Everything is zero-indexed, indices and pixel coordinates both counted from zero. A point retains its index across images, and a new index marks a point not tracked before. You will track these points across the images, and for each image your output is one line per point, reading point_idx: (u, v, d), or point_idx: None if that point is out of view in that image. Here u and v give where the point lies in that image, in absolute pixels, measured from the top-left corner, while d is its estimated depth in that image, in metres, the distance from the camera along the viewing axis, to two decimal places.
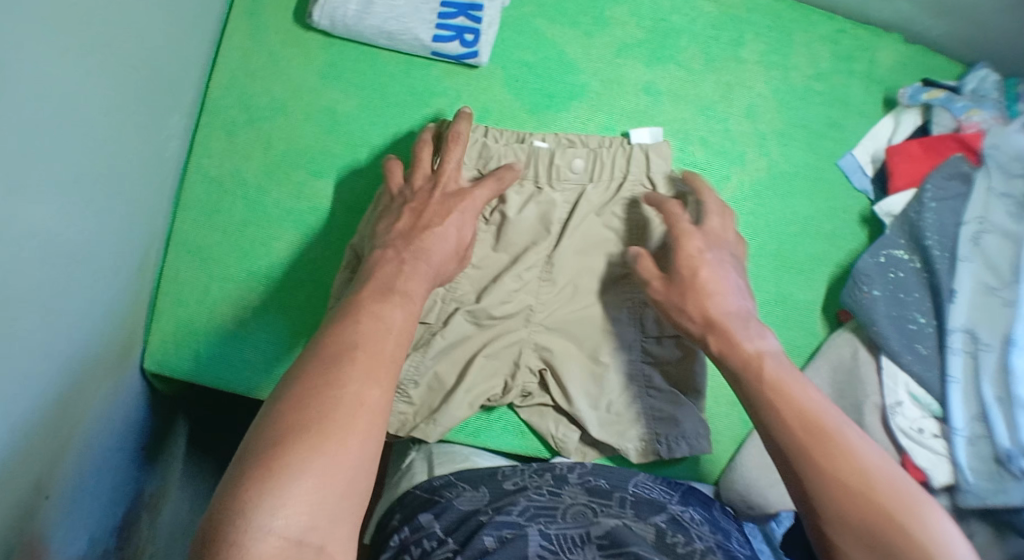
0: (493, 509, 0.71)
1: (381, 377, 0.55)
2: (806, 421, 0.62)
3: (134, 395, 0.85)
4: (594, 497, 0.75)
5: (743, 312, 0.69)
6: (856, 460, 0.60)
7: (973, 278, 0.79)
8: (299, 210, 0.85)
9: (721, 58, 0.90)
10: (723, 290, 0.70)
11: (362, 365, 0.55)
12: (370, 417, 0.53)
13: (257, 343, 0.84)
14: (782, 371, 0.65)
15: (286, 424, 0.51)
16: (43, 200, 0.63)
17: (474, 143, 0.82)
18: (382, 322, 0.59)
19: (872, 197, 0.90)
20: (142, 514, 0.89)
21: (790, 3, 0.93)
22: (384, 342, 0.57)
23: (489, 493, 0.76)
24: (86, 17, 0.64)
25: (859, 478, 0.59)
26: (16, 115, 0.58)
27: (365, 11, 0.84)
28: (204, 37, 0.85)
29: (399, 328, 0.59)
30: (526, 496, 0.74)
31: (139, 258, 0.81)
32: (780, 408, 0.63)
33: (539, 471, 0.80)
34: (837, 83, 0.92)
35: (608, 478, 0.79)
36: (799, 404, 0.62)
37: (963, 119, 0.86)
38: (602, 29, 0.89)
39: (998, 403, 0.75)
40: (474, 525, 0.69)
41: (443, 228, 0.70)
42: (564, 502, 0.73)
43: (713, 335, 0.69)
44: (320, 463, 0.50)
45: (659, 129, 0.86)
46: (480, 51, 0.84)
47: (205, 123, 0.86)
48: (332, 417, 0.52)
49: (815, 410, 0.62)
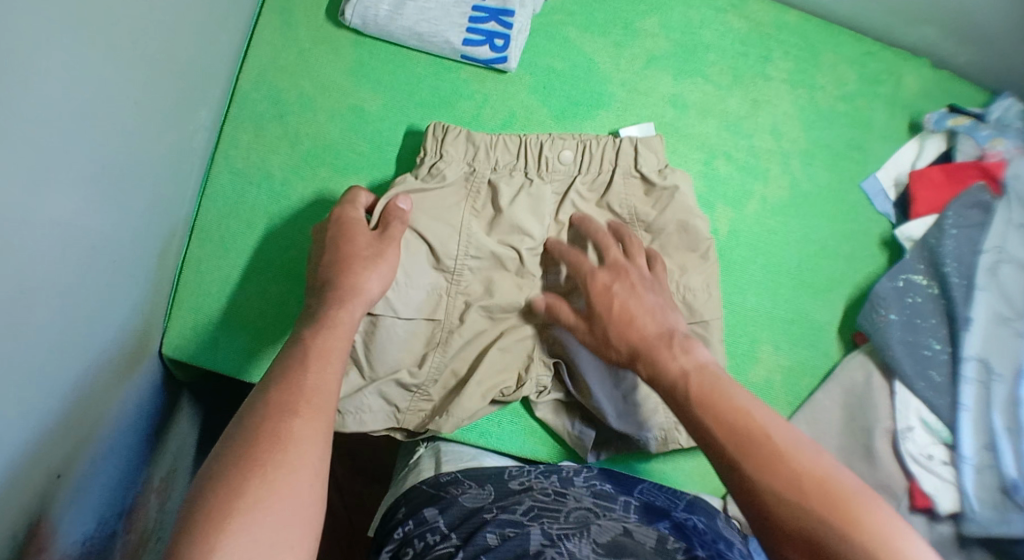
0: (497, 508, 0.73)
1: (297, 413, 0.59)
2: (740, 430, 0.59)
3: (151, 380, 0.86)
4: (598, 501, 0.76)
5: (669, 332, 0.70)
6: (777, 454, 0.57)
7: (989, 308, 0.79)
8: (320, 208, 0.86)
9: (748, 75, 0.90)
10: (646, 318, 0.72)
11: (278, 409, 0.59)
12: (287, 470, 0.56)
13: (273, 337, 0.85)
14: (708, 383, 0.64)
15: (221, 489, 0.54)
16: (66, 185, 0.63)
17: (459, 134, 0.84)
18: (301, 377, 0.61)
19: (892, 221, 0.90)
20: (153, 499, 0.90)
21: (819, 23, 0.93)
22: (301, 380, 0.61)
23: (494, 492, 0.77)
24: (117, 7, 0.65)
25: (781, 471, 0.56)
26: (43, 99, 0.58)
27: (396, 12, 0.84)
28: (236, 31, 0.85)
29: (320, 367, 0.63)
30: (531, 497, 0.75)
31: (161, 247, 0.82)
32: (718, 421, 0.61)
33: (547, 472, 0.81)
34: (863, 106, 0.92)
35: (613, 483, 0.80)
36: (725, 401, 0.61)
37: (987, 148, 0.86)
38: (631, 41, 0.90)
39: (1007, 434, 0.76)
40: (478, 522, 0.70)
41: (369, 271, 0.72)
42: (569, 503, 0.74)
43: (641, 361, 0.69)
44: (256, 519, 0.53)
45: (648, 125, 0.87)
46: (509, 57, 0.85)
47: (233, 116, 0.86)
48: (255, 460, 0.55)
49: (739, 406, 0.61)
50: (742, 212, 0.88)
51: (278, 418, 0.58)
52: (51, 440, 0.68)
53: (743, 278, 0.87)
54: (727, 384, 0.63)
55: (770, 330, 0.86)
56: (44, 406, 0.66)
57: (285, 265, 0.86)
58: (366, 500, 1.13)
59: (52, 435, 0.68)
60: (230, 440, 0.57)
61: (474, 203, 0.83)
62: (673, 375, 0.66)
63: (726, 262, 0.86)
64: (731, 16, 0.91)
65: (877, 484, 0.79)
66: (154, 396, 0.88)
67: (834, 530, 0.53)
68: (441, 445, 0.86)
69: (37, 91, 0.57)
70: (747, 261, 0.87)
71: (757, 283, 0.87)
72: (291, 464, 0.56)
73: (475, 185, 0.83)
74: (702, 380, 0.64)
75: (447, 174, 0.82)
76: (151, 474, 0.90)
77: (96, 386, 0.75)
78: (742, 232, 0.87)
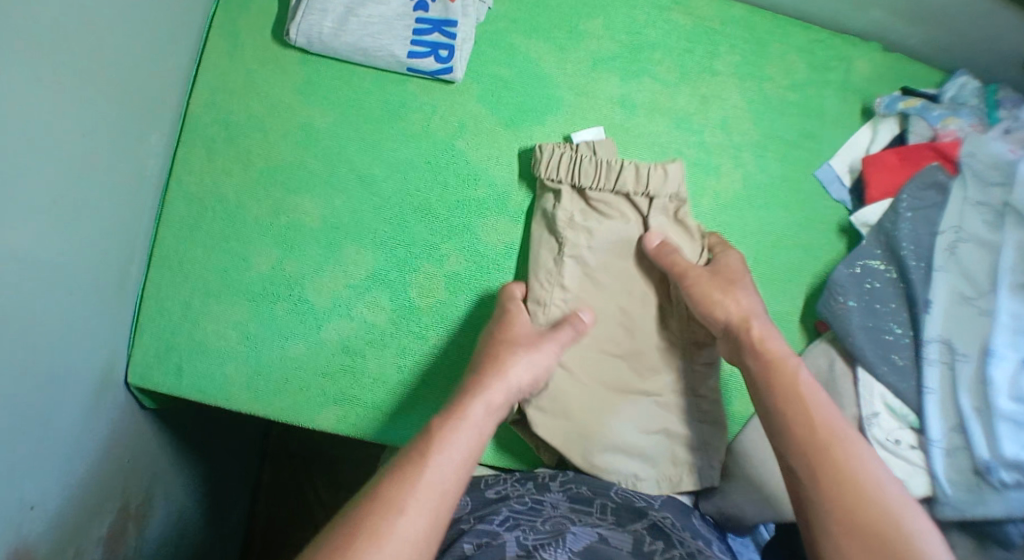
0: (474, 519, 0.72)
1: (399, 505, 0.60)
2: (813, 427, 0.67)
3: (120, 410, 0.86)
4: (575, 505, 0.75)
5: (748, 314, 0.76)
6: (844, 470, 0.65)
7: (949, 289, 0.79)
8: (277, 227, 0.86)
9: (696, 71, 0.91)
10: (741, 290, 0.77)
11: (393, 500, 0.60)
12: (397, 542, 0.58)
13: (236, 357, 0.85)
14: (797, 376, 0.71)
15: (370, 508, 0.60)
16: (19, 217, 0.64)
17: (568, 156, 0.83)
18: (434, 452, 0.64)
19: (850, 207, 0.90)
20: (132, 527, 0.91)
21: (764, 15, 0.93)
22: (429, 474, 0.63)
23: (470, 502, 0.77)
24: (64, 41, 0.66)
25: (846, 487, 0.64)
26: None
27: (340, 29, 0.85)
28: (183, 56, 0.86)
29: (464, 411, 0.69)
30: (507, 506, 0.74)
31: (120, 275, 0.82)
32: (788, 424, 0.68)
33: (522, 479, 0.81)
34: (814, 95, 0.92)
35: (590, 485, 0.79)
36: (806, 406, 0.69)
37: (940, 128, 0.87)
38: (576, 44, 0.90)
39: (976, 415, 0.75)
40: (454, 534, 0.71)
41: (518, 355, 0.74)
42: (544, 512, 0.73)
43: (749, 355, 0.73)
44: None
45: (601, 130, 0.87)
46: (454, 67, 0.85)
47: (186, 141, 0.87)
48: (358, 541, 0.57)
49: (822, 420, 0.68)
50: (697, 207, 0.88)
51: (420, 466, 0.63)
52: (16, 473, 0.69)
53: None
54: (805, 379, 0.71)
55: None
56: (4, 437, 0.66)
57: (242, 285, 0.86)
58: None
59: (15, 468, 0.68)
60: (350, 522, 0.59)
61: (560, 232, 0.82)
62: (755, 374, 0.73)
63: None
64: (676, 14, 0.92)
65: None
66: (126, 425, 0.88)
67: (848, 512, 0.63)
68: None
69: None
70: None
71: None
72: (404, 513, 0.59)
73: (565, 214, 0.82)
74: (777, 367, 0.72)
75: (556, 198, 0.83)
76: (127, 503, 0.89)
77: (62, 417, 0.75)
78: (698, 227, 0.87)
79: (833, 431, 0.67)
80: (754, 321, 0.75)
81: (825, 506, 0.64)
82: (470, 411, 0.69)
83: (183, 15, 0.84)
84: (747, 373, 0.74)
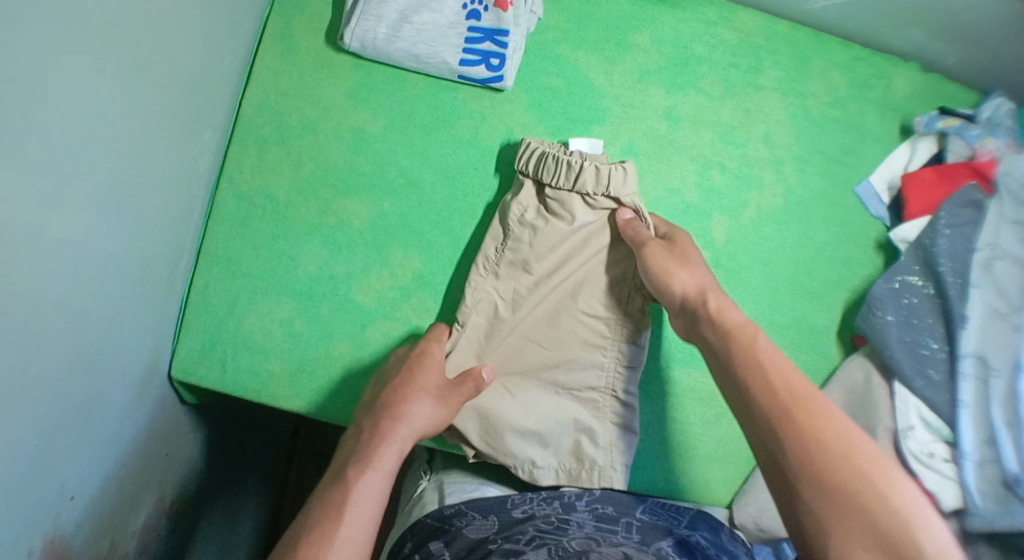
0: (501, 538, 0.73)
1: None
2: (744, 346, 0.69)
3: (162, 402, 0.87)
4: (600, 525, 0.76)
5: (700, 285, 0.77)
6: (768, 381, 0.66)
7: (984, 305, 0.80)
8: (324, 228, 0.87)
9: (739, 85, 0.92)
10: (694, 268, 0.78)
11: None
12: None
13: (281, 353, 0.86)
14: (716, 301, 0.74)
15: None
16: (73, 207, 0.65)
17: (536, 154, 0.85)
18: (342, 515, 0.67)
19: (888, 223, 0.92)
20: (167, 519, 0.92)
21: (809, 32, 0.95)
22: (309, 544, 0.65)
23: (497, 521, 0.78)
24: (122, 35, 0.67)
25: (773, 392, 0.65)
26: (45, 123, 0.60)
27: (394, 34, 0.86)
28: (237, 56, 0.87)
29: (360, 474, 0.71)
30: (534, 526, 0.75)
31: (168, 270, 0.83)
32: (750, 395, 0.66)
33: (548, 499, 0.82)
34: (854, 111, 0.93)
35: (615, 506, 0.81)
36: (734, 326, 0.71)
37: (978, 148, 0.88)
38: (624, 56, 0.92)
39: (1006, 427, 0.77)
40: (482, 551, 0.71)
41: (420, 405, 0.77)
42: (570, 531, 0.74)
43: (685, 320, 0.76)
44: None
45: (598, 142, 0.87)
46: (505, 75, 0.87)
47: (236, 140, 0.88)
48: None
49: (750, 336, 0.70)
50: (739, 219, 0.89)
51: (337, 522, 0.66)
52: (60, 459, 0.70)
53: (740, 285, 0.88)
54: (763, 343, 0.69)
55: (770, 336, 0.87)
56: (50, 422, 0.67)
57: (288, 282, 0.87)
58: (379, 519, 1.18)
59: (60, 454, 0.70)
60: None
61: (518, 231, 0.85)
62: (714, 341, 0.72)
63: (726, 271, 0.88)
64: (722, 28, 0.93)
65: None
66: (167, 418, 0.89)
67: (813, 474, 0.60)
68: (443, 478, 0.92)
69: (40, 115, 0.59)
70: (746, 269, 0.88)
71: (756, 289, 0.88)
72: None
73: (523, 221, 0.85)
74: (736, 332, 0.70)
75: (519, 200, 0.85)
76: (162, 495, 0.90)
77: (106, 407, 0.76)
78: (739, 239, 0.89)
79: (794, 393, 0.64)
80: (711, 294, 0.75)
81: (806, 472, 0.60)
82: (363, 483, 0.70)
83: (238, 15, 0.85)
84: (704, 341, 0.73)
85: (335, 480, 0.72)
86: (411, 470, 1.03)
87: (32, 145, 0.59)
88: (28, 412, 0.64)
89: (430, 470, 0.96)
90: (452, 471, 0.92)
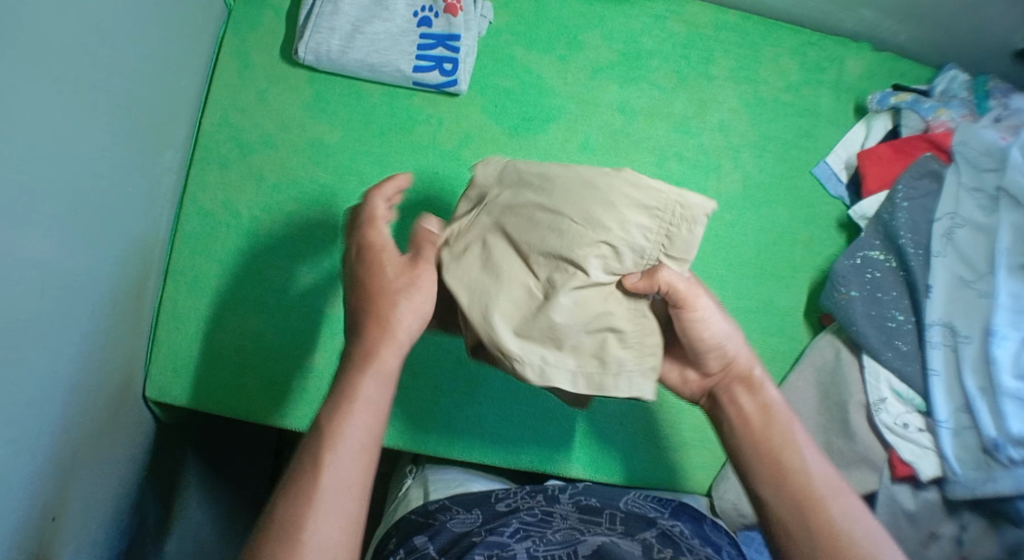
0: (485, 531, 0.74)
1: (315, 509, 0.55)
2: (762, 427, 0.65)
3: (139, 424, 0.87)
4: (584, 516, 0.78)
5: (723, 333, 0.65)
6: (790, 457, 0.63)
7: (949, 273, 0.81)
8: (289, 240, 0.88)
9: (692, 76, 0.94)
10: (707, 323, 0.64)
11: (291, 513, 0.55)
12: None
13: (253, 367, 0.86)
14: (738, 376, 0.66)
15: (270, 534, 0.54)
16: (46, 229, 0.65)
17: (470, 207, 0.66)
18: (327, 458, 0.56)
19: (848, 202, 0.93)
20: (151, 542, 0.91)
21: (756, 20, 0.97)
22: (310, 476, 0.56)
23: (481, 515, 0.80)
24: (92, 61, 0.68)
25: (785, 472, 0.62)
26: (27, 152, 0.61)
27: (348, 47, 0.89)
28: (195, 76, 0.89)
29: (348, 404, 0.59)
30: (518, 518, 0.77)
31: (138, 292, 0.83)
32: (780, 472, 0.62)
33: (532, 492, 0.84)
34: (808, 94, 0.95)
35: (599, 497, 0.82)
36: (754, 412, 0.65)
37: (932, 120, 0.89)
38: (576, 54, 0.94)
39: (982, 394, 0.76)
40: (465, 545, 0.72)
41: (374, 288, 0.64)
42: (554, 523, 0.76)
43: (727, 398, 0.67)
44: None
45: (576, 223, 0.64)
46: (458, 79, 0.89)
47: (199, 159, 0.89)
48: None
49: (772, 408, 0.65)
50: None
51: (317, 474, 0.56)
52: (52, 486, 0.69)
53: (701, 270, 0.88)
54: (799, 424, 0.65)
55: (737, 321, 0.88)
56: (39, 452, 0.67)
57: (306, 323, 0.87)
58: (367, 532, 1.17)
59: (52, 479, 0.69)
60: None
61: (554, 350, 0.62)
62: (741, 419, 0.66)
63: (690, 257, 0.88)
64: (670, 21, 0.96)
65: (859, 458, 0.81)
66: (142, 442, 0.88)
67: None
68: (427, 475, 0.92)
69: (21, 142, 0.60)
70: (709, 257, 0.89)
71: (720, 276, 0.88)
72: (319, 518, 0.54)
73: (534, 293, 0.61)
74: (759, 416, 0.65)
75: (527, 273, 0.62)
76: (146, 518, 0.90)
77: (89, 432, 0.75)
78: None
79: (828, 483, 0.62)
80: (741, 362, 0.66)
81: (798, 530, 0.60)
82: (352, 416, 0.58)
83: (196, 37, 0.87)
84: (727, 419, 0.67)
85: (325, 405, 0.60)
86: (396, 476, 1.03)
87: (15, 168, 0.60)
88: (16, 436, 0.63)
89: (416, 468, 0.97)
90: (436, 469, 0.93)
